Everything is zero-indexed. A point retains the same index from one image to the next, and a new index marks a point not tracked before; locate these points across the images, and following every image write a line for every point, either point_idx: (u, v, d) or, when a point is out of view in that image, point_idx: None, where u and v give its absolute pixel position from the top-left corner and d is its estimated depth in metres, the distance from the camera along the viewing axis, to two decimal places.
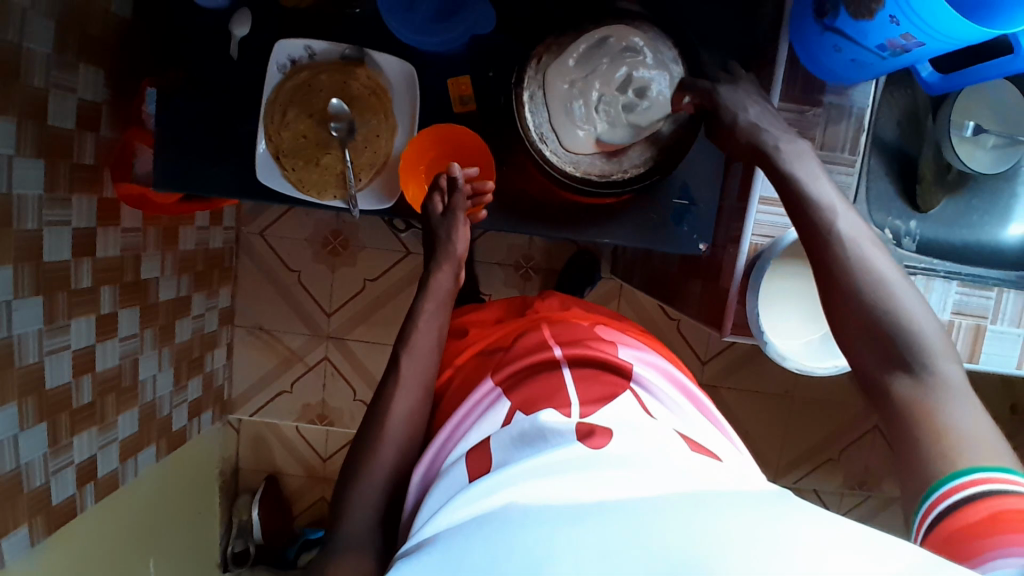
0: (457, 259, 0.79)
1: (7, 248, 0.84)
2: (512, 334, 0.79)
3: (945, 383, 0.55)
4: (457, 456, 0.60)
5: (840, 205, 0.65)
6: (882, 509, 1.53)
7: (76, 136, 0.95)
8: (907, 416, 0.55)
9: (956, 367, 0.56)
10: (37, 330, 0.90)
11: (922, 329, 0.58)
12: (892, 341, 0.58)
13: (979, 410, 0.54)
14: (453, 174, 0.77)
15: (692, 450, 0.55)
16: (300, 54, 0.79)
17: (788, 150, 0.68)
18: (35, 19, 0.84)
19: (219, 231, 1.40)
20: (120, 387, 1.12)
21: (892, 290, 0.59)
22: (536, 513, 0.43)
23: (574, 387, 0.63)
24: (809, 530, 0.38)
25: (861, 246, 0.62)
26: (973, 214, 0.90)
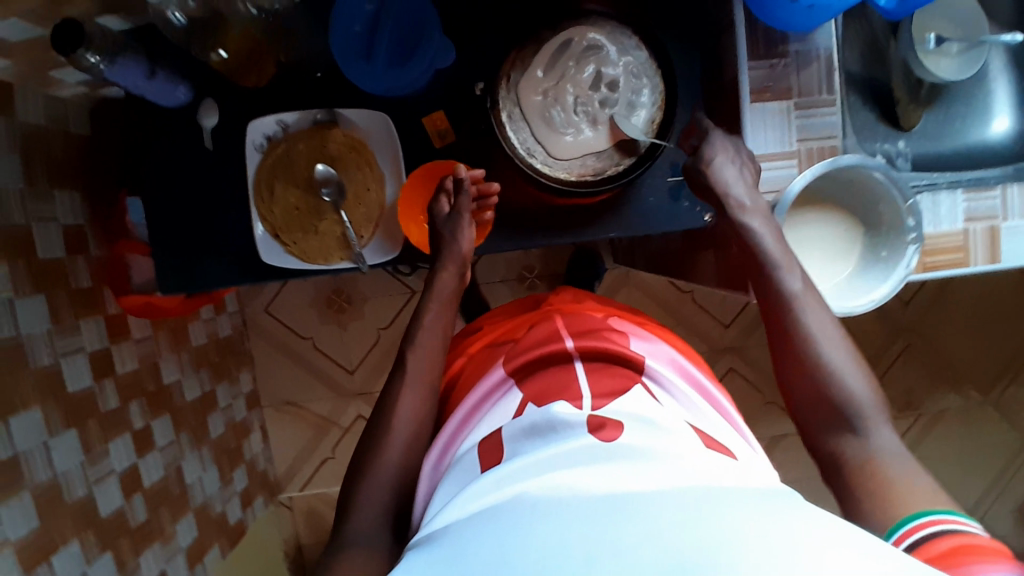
0: (461, 259, 0.79)
1: (30, 390, 0.84)
2: (517, 326, 0.74)
3: (885, 446, 0.61)
4: (467, 447, 0.58)
5: (790, 267, 0.71)
6: (936, 424, 1.52)
7: (68, 262, 0.95)
8: (851, 472, 0.60)
9: (891, 435, 0.62)
10: (79, 463, 0.90)
11: (862, 392, 0.64)
12: (838, 402, 0.64)
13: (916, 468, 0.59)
14: (459, 174, 0.78)
15: (708, 448, 0.52)
16: (274, 130, 0.80)
17: (749, 205, 0.74)
18: (1, 159, 0.84)
19: (225, 318, 1.39)
20: (171, 498, 1.11)
21: (831, 355, 0.66)
22: (553, 508, 0.42)
23: (585, 378, 0.59)
24: (802, 528, 0.38)
25: (807, 310, 0.68)
26: (955, 120, 0.90)
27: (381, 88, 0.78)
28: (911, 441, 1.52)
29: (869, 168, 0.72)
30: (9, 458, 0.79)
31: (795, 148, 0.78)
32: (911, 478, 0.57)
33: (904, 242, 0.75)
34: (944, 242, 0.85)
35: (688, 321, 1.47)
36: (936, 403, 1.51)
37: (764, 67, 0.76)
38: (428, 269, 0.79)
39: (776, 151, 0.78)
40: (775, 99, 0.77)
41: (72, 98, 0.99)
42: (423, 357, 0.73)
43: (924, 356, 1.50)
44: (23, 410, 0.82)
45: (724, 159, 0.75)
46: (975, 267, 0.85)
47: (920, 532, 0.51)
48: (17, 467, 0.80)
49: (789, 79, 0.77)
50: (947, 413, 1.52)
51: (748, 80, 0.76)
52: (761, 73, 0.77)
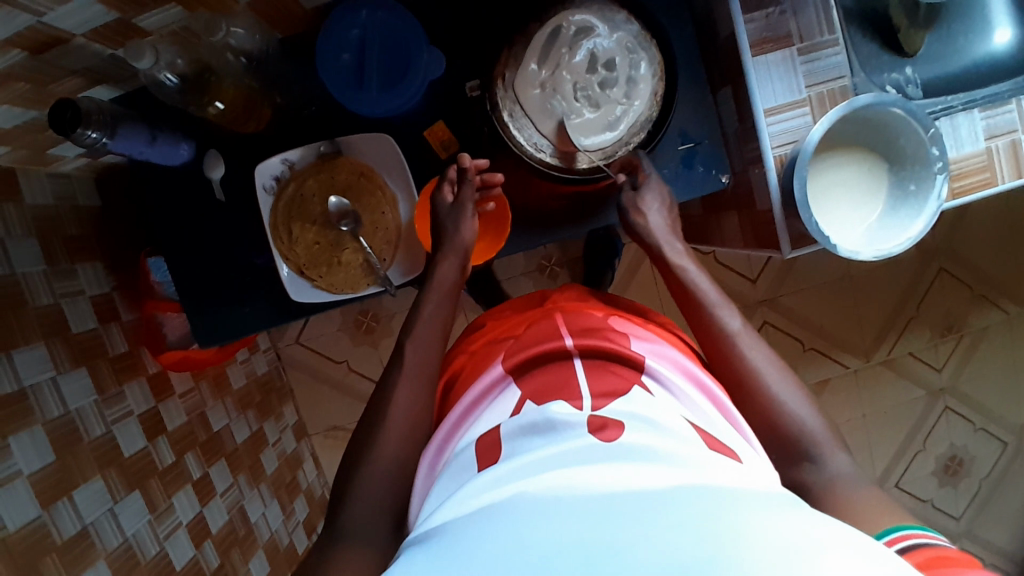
0: (462, 249, 0.77)
1: (89, 461, 0.86)
2: (518, 325, 0.73)
3: (841, 470, 0.60)
4: (464, 444, 0.58)
5: (724, 304, 0.72)
6: (980, 342, 1.50)
7: (103, 331, 0.97)
8: (815, 502, 0.59)
9: (848, 464, 0.61)
10: (147, 522, 0.92)
11: (810, 421, 0.63)
12: (791, 433, 0.63)
13: (875, 491, 0.58)
14: (464, 164, 0.77)
15: (709, 449, 0.51)
16: (281, 170, 0.80)
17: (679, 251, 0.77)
18: (19, 243, 0.85)
19: (260, 357, 1.41)
20: (240, 539, 1.14)
21: (777, 386, 0.65)
22: (550, 507, 0.42)
23: (584, 376, 0.59)
24: (796, 528, 0.38)
25: (745, 344, 0.69)
26: (958, 38, 0.87)
27: (389, 109, 0.78)
28: (957, 364, 1.50)
29: (887, 105, 0.71)
30: (79, 531, 0.81)
31: (805, 95, 0.76)
32: (875, 503, 0.56)
33: (931, 173, 0.73)
34: (969, 164, 0.83)
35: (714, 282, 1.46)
36: (977, 322, 1.49)
37: (761, 17, 0.74)
38: (430, 259, 0.79)
39: (785, 102, 0.76)
40: (777, 48, 0.75)
41: (75, 171, 0.99)
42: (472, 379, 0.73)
43: (957, 278, 1.47)
44: (84, 483, 0.84)
45: (651, 198, 0.78)
46: (1004, 185, 0.84)
47: (906, 541, 0.49)
48: (88, 538, 0.82)
49: (788, 25, 0.75)
50: (990, 330, 1.49)
51: (746, 35, 0.74)
52: (759, 25, 0.74)
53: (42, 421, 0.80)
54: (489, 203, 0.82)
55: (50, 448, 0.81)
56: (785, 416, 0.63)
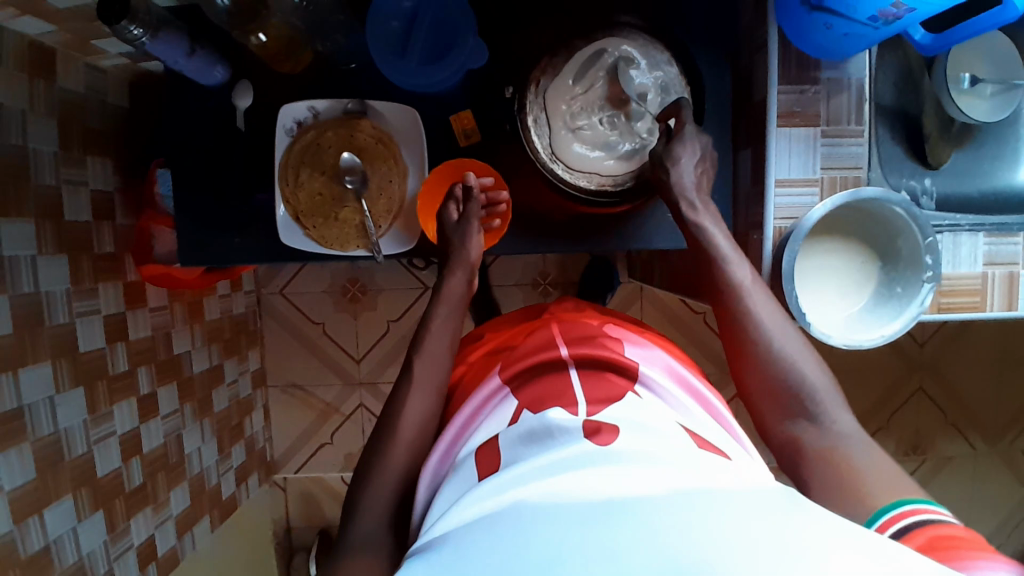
0: (469, 265, 0.78)
1: (43, 346, 0.86)
2: (519, 334, 0.73)
3: (843, 430, 0.61)
4: (466, 454, 0.57)
5: (733, 257, 0.70)
6: (942, 470, 1.49)
7: (94, 227, 0.98)
8: (808, 461, 0.60)
9: (848, 418, 0.62)
10: (82, 421, 0.92)
11: (815, 378, 0.64)
12: (792, 389, 0.64)
13: (879, 451, 0.59)
14: (469, 183, 0.78)
15: (700, 447, 0.52)
16: (305, 116, 0.82)
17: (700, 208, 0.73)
18: (38, 121, 0.87)
19: (240, 297, 1.42)
20: (169, 465, 1.13)
21: (784, 348, 0.65)
22: (546, 513, 0.42)
23: (580, 384, 0.59)
24: (796, 525, 0.39)
25: (754, 300, 0.68)
26: (983, 162, 0.89)
27: (420, 84, 0.80)
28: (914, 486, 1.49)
29: (889, 203, 0.73)
30: (14, 409, 0.81)
31: (818, 175, 0.78)
32: (873, 462, 0.57)
33: (919, 279, 0.75)
34: (962, 284, 0.84)
35: (698, 341, 1.47)
36: (944, 448, 1.49)
37: (794, 92, 0.76)
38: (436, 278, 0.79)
39: (798, 177, 0.77)
40: (803, 124, 0.77)
41: (112, 69, 1.01)
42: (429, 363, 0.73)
43: (935, 401, 1.47)
44: (32, 364, 0.84)
45: (685, 159, 0.74)
46: (991, 312, 0.85)
47: (907, 517, 0.50)
48: (21, 419, 0.82)
49: (818, 105, 0.77)
50: (953, 461, 1.49)
51: (777, 103, 0.76)
52: (790, 98, 0.76)
53: (10, 294, 0.81)
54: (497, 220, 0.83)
55: (11, 321, 0.81)
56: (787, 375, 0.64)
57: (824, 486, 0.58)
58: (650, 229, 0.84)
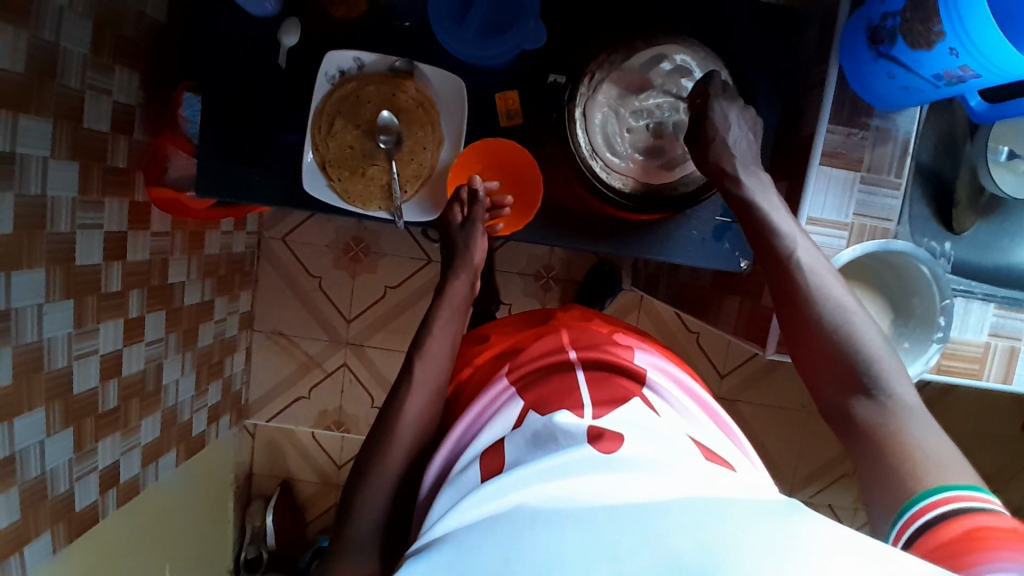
0: (473, 268, 0.77)
1: (40, 251, 0.83)
2: (527, 337, 0.73)
3: (904, 403, 0.56)
4: (468, 460, 0.55)
5: (798, 233, 0.66)
6: None
7: (110, 139, 0.95)
8: (861, 439, 0.56)
9: (914, 395, 0.57)
10: (66, 334, 0.90)
11: (876, 352, 0.59)
12: (848, 364, 0.59)
13: (938, 429, 0.55)
14: (474, 186, 0.76)
15: (705, 458, 0.50)
16: (350, 66, 0.80)
17: (756, 181, 0.69)
18: (71, 18, 0.83)
19: (241, 236, 1.39)
20: (144, 393, 1.11)
21: (850, 321, 0.60)
22: (552, 516, 0.41)
23: (587, 389, 0.59)
24: (813, 528, 0.38)
25: (820, 275, 0.63)
26: (1004, 237, 0.89)
27: (469, 56, 0.79)
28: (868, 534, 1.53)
29: (916, 260, 0.73)
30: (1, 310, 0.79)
31: (850, 221, 0.78)
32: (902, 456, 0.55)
33: (928, 339, 0.76)
34: (965, 350, 0.85)
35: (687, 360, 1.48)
36: None
37: (842, 134, 0.76)
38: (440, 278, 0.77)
39: (830, 217, 0.78)
40: (844, 167, 0.77)
41: None
42: (432, 333, 0.72)
43: None
44: (26, 268, 0.81)
45: (733, 118, 0.71)
46: (987, 382, 0.86)
47: (942, 507, 0.48)
48: (7, 321, 0.80)
49: (862, 152, 0.77)
50: None
51: (824, 142, 0.76)
52: (837, 139, 0.76)
53: (17, 192, 0.78)
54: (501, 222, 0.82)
55: (12, 220, 0.78)
56: (846, 344, 0.59)
57: (874, 473, 0.54)
58: (674, 244, 0.83)
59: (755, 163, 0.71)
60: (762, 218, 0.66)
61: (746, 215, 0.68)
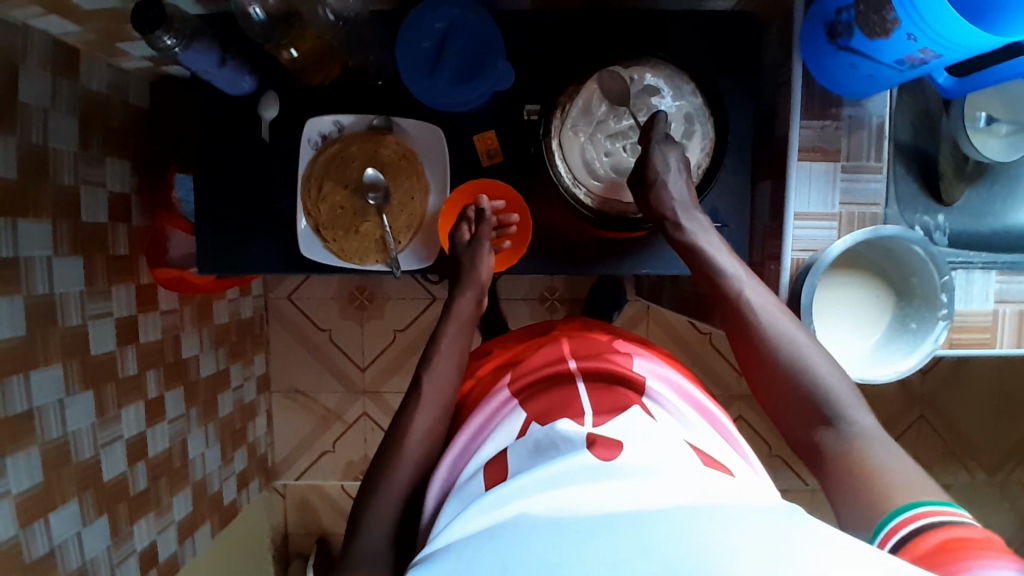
0: (480, 285, 0.79)
1: (55, 348, 0.86)
2: (526, 349, 0.73)
3: (864, 429, 0.59)
4: (471, 470, 0.56)
5: (745, 274, 0.71)
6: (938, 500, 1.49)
7: (110, 228, 0.98)
8: (826, 466, 0.59)
9: (869, 419, 0.60)
10: (90, 424, 0.92)
11: (828, 381, 0.63)
12: (805, 394, 0.63)
13: (902, 451, 0.57)
14: (481, 207, 0.80)
15: (707, 465, 0.50)
16: (330, 130, 0.83)
17: (696, 224, 0.75)
18: (58, 119, 0.87)
19: (248, 300, 1.42)
20: (172, 470, 1.13)
21: (803, 357, 0.64)
22: (552, 527, 0.41)
23: (587, 397, 0.58)
24: (804, 533, 0.39)
25: (770, 312, 0.67)
26: (995, 201, 0.89)
27: (443, 103, 0.81)
28: None
29: (909, 241, 0.73)
30: (24, 411, 0.81)
31: (837, 211, 0.79)
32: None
33: (934, 317, 0.76)
34: (974, 320, 0.85)
35: (703, 363, 1.47)
36: (941, 478, 1.47)
37: (815, 128, 0.77)
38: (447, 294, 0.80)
39: (817, 211, 0.78)
40: (824, 160, 0.78)
41: (135, 71, 1.02)
42: (433, 360, 0.72)
43: (936, 431, 1.46)
44: (43, 366, 0.84)
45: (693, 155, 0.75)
46: (1001, 349, 0.86)
47: (918, 521, 0.48)
48: (30, 420, 0.82)
49: (839, 141, 0.78)
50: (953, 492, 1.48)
51: (799, 138, 0.77)
52: (812, 133, 0.77)
53: (25, 293, 0.81)
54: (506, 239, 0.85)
55: (24, 322, 0.81)
56: (803, 377, 0.63)
57: (845, 493, 0.56)
58: (670, 254, 0.84)
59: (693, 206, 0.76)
60: (711, 262, 0.72)
61: (695, 259, 0.74)
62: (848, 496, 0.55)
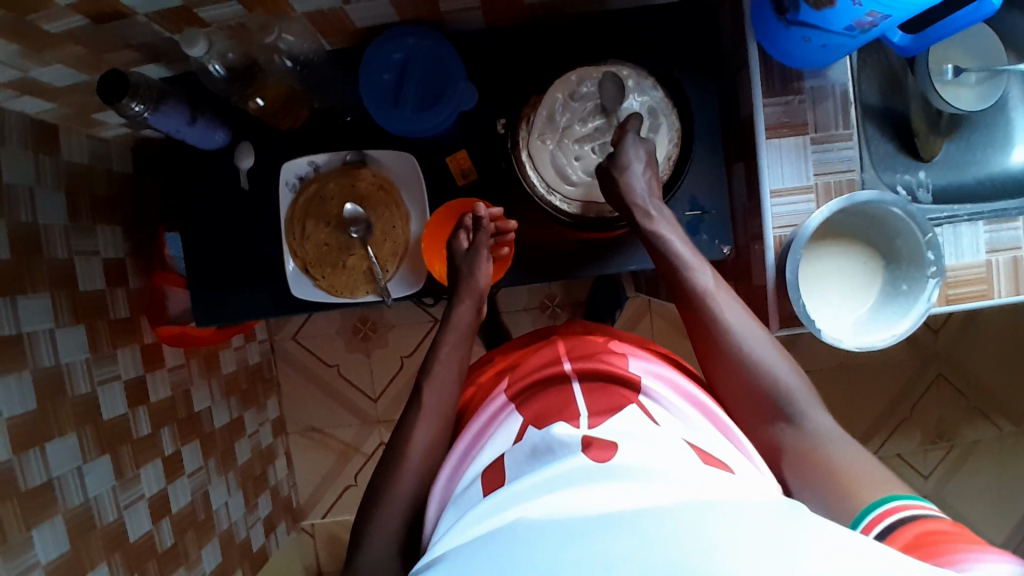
0: (478, 292, 0.79)
1: (67, 417, 0.87)
2: (523, 354, 0.73)
3: (820, 428, 0.62)
4: (470, 476, 0.56)
5: (701, 265, 0.72)
6: (969, 457, 1.46)
7: (108, 293, 1.00)
8: (789, 464, 0.61)
9: (825, 419, 0.63)
10: (110, 488, 0.93)
11: (788, 379, 0.65)
12: (766, 391, 0.64)
13: (856, 445, 0.60)
14: (478, 213, 0.79)
15: (705, 463, 0.49)
16: (306, 171, 0.84)
17: (656, 214, 0.75)
18: (45, 195, 0.89)
19: (254, 346, 1.44)
20: (197, 522, 1.13)
21: (759, 356, 0.66)
22: (550, 528, 0.41)
23: (582, 400, 0.58)
24: (805, 531, 0.38)
25: (725, 308, 0.69)
26: (976, 150, 0.89)
27: (419, 130, 0.82)
28: (942, 474, 1.45)
29: (886, 204, 0.74)
30: (44, 482, 0.82)
31: (813, 182, 0.79)
32: (855, 461, 0.58)
33: (924, 276, 0.75)
34: (968, 274, 0.83)
35: None
36: (969, 434, 1.45)
37: (779, 104, 0.78)
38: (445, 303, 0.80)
39: (793, 185, 0.79)
40: (792, 134, 0.78)
41: (115, 138, 1.04)
42: (431, 370, 0.73)
43: (957, 388, 1.44)
44: (58, 436, 0.85)
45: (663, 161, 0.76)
46: (999, 299, 0.83)
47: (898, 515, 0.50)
48: (51, 491, 0.83)
49: (805, 114, 0.78)
50: (984, 448, 1.46)
51: (764, 116, 0.78)
52: (776, 110, 0.78)
53: (32, 367, 0.83)
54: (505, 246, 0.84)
55: (34, 396, 0.82)
56: (760, 375, 0.65)
57: (815, 490, 0.58)
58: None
59: (654, 196, 0.75)
60: (673, 258, 0.73)
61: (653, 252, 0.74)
62: (818, 495, 0.58)
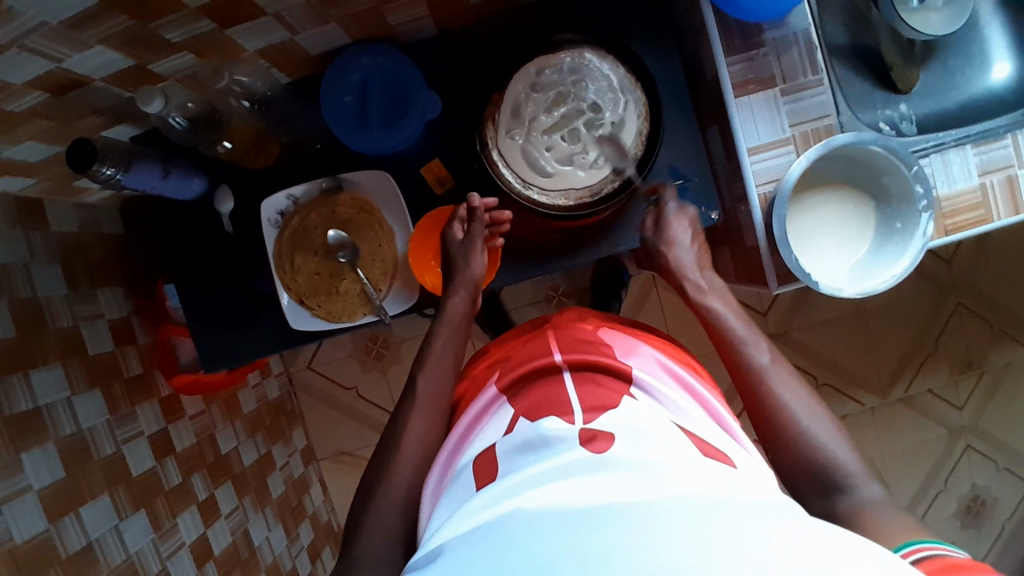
0: (473, 282, 0.80)
1: (98, 479, 0.89)
2: (516, 344, 0.73)
3: (871, 498, 0.58)
4: (463, 464, 0.58)
5: (754, 338, 0.74)
6: (1002, 382, 1.43)
7: (119, 353, 1.02)
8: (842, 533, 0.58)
9: (882, 494, 0.59)
10: (150, 540, 0.95)
11: (841, 455, 0.63)
12: (818, 466, 0.63)
13: (906, 517, 0.55)
14: (472, 202, 0.79)
15: (706, 456, 0.50)
16: (286, 205, 0.85)
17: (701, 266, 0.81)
18: (40, 268, 0.91)
19: (273, 381, 1.46)
20: (243, 561, 1.15)
21: (812, 432, 0.65)
22: (541, 518, 0.41)
23: (573, 390, 0.58)
24: (789, 528, 0.37)
25: (782, 385, 0.69)
26: (954, 74, 0.87)
27: (399, 142, 0.82)
28: (976, 403, 1.42)
29: (866, 144, 0.72)
30: (83, 546, 0.84)
31: (789, 134, 0.77)
32: (901, 526, 0.54)
33: (915, 211, 0.74)
34: (961, 201, 0.81)
35: None
36: (998, 358, 1.42)
37: (743, 60, 0.77)
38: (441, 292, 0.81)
39: (770, 140, 0.77)
40: (761, 89, 0.77)
41: (101, 202, 1.06)
42: (429, 358, 0.75)
43: (979, 314, 1.41)
44: (91, 499, 0.87)
45: (677, 230, 0.82)
46: (1000, 221, 0.81)
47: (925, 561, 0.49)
48: (91, 554, 0.85)
49: (770, 67, 0.77)
50: (1016, 370, 1.42)
51: (729, 77, 0.77)
52: (741, 67, 0.77)
53: (55, 438, 0.85)
54: (499, 238, 0.85)
55: (61, 463, 0.85)
56: (814, 448, 0.64)
57: None
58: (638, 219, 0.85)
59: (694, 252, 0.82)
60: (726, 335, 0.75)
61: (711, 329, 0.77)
62: None
